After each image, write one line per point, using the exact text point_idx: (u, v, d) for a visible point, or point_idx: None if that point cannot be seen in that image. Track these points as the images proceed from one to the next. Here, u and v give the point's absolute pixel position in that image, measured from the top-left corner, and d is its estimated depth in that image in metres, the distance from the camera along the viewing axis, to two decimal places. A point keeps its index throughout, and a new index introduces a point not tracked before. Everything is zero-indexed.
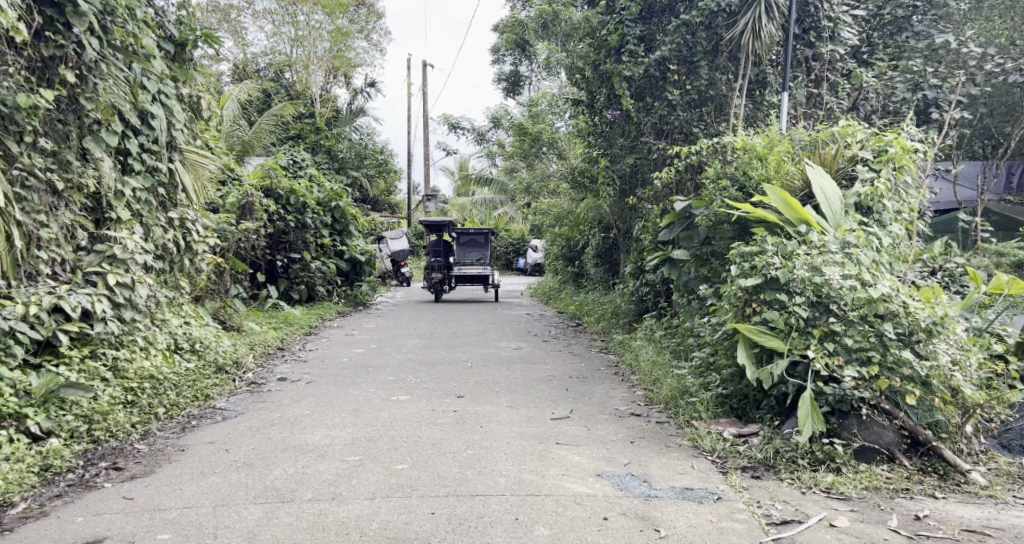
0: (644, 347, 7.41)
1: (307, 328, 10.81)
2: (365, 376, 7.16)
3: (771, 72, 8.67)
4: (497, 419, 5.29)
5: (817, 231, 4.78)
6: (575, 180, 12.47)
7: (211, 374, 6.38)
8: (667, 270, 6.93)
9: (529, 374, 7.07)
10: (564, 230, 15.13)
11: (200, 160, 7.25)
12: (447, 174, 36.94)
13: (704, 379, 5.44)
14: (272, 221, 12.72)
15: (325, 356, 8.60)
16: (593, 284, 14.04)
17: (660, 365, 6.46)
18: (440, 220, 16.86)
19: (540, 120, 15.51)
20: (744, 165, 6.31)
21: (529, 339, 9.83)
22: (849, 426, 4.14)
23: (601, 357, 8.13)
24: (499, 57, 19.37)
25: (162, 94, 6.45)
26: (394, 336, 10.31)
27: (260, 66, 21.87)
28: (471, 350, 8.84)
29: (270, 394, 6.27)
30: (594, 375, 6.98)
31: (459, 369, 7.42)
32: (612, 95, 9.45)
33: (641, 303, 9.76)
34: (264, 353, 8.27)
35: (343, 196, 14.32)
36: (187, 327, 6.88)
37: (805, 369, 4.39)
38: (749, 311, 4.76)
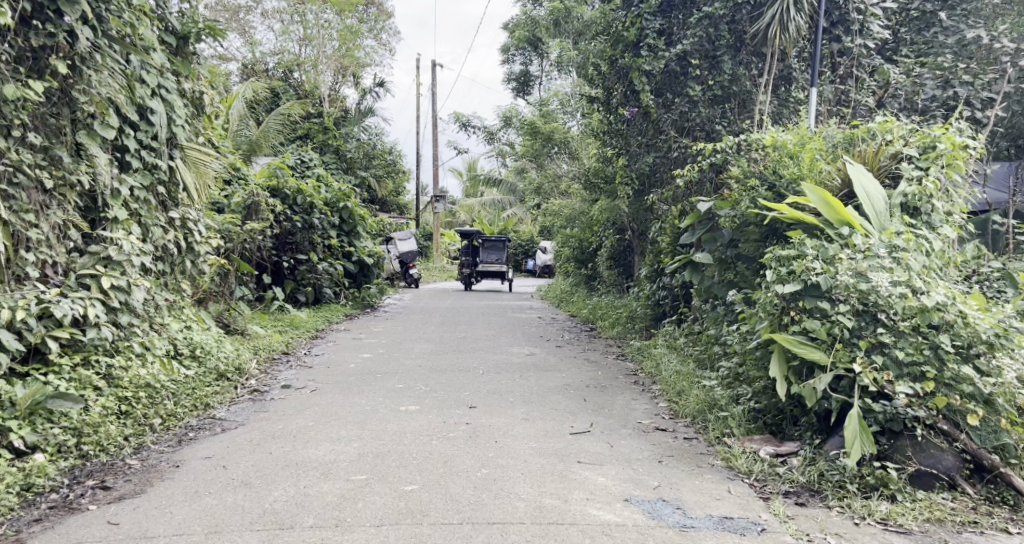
0: (664, 355, 7.08)
1: (313, 331, 10.51)
2: (372, 383, 6.84)
3: (797, 68, 8.32)
4: (513, 432, 4.97)
5: (861, 233, 4.45)
6: (589, 180, 12.14)
7: (211, 382, 6.06)
8: (690, 274, 6.60)
9: (544, 383, 6.74)
10: (576, 231, 14.81)
11: (202, 158, 6.94)
12: (456, 176, 36.68)
13: (734, 391, 5.11)
14: (279, 221, 12.44)
15: (332, 361, 8.30)
16: (606, 287, 13.71)
17: (684, 374, 6.13)
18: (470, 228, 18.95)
19: (552, 119, 15.19)
20: (773, 163, 5.98)
21: (543, 345, 9.51)
22: (902, 448, 3.81)
23: (618, 365, 7.80)
24: (510, 57, 19.07)
25: (163, 87, 6.15)
26: (403, 340, 10.00)
27: (268, 65, 21.66)
28: (483, 356, 8.53)
29: (274, 403, 5.96)
30: (613, 384, 6.66)
31: (471, 377, 7.10)
32: (630, 91, 9.12)
33: (658, 307, 9.43)
34: (268, 358, 7.97)
35: (352, 197, 14.04)
36: (187, 331, 6.58)
37: (850, 385, 4.06)
38: (787, 320, 4.43)
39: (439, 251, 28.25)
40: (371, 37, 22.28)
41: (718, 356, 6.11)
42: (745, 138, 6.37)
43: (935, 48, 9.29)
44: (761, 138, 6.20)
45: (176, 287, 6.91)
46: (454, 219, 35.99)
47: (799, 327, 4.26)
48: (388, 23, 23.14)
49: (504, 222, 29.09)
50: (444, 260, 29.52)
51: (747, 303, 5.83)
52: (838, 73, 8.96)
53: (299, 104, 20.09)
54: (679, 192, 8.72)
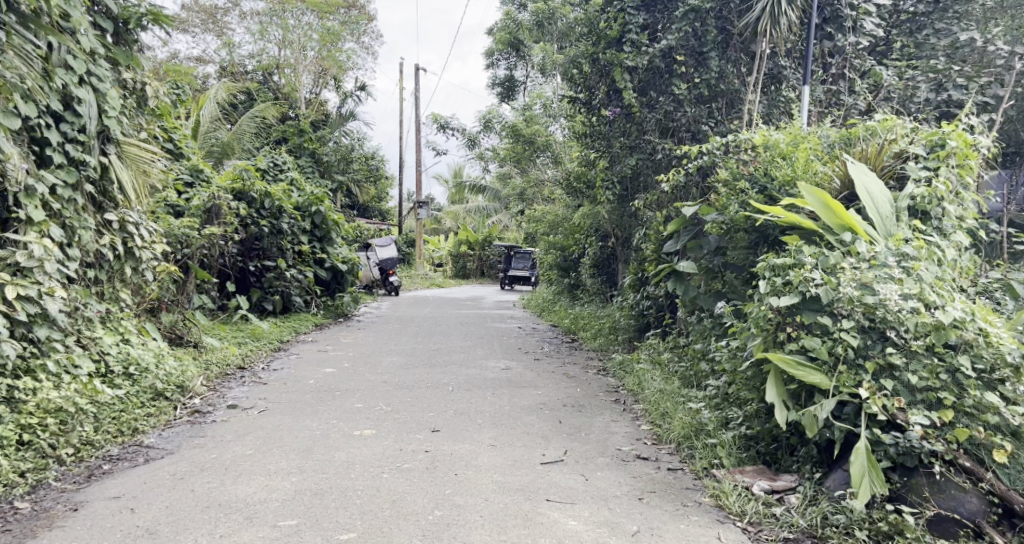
0: (647, 371, 6.55)
1: (276, 343, 9.94)
2: (329, 402, 6.29)
3: (789, 65, 7.84)
4: (476, 462, 4.43)
5: (865, 240, 3.96)
6: (571, 185, 11.64)
7: (144, 404, 5.53)
8: (673, 284, 6.10)
9: (517, 401, 6.20)
10: (559, 238, 14.27)
11: (141, 155, 6.44)
12: (442, 183, 36.12)
13: (723, 414, 4.59)
14: (244, 227, 11.88)
15: (291, 376, 7.74)
16: (589, 297, 13.17)
17: (668, 394, 5.60)
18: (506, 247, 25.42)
19: (534, 122, 14.66)
20: (762, 164, 5.49)
21: (520, 358, 8.96)
22: (918, 488, 3.32)
23: (599, 380, 7.27)
24: (493, 62, 18.50)
25: (91, 78, 5.72)
26: (372, 353, 9.44)
27: (246, 67, 21.10)
28: (454, 370, 7.97)
29: (213, 427, 5.42)
30: (592, 403, 6.12)
31: (438, 395, 6.56)
32: (612, 90, 8.60)
33: (642, 318, 8.92)
34: (219, 375, 7.43)
35: (325, 201, 13.49)
36: (124, 346, 6.06)
37: (856, 412, 3.56)
38: (782, 337, 3.90)
39: (422, 258, 27.65)
40: (352, 40, 21.73)
41: (706, 374, 5.59)
42: (734, 137, 5.88)
43: (928, 50, 8.63)
44: (751, 137, 5.72)
45: (114, 298, 6.39)
46: (439, 226, 35.38)
47: (796, 345, 3.75)
48: (370, 26, 22.58)
49: (488, 229, 28.56)
50: (427, 268, 28.94)
51: (736, 315, 5.34)
52: (830, 72, 8.51)
53: (274, 106, 19.51)
54: (663, 195, 8.22)
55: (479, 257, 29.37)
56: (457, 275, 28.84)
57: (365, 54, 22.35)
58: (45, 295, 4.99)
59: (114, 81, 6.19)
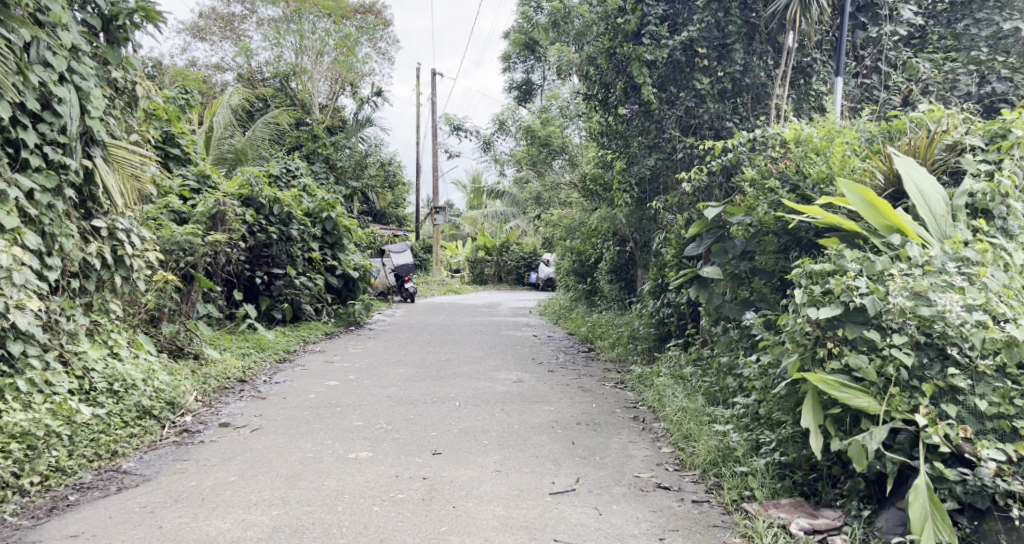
0: (668, 385, 6.10)
1: (281, 353, 9.58)
2: (328, 420, 5.88)
3: (819, 56, 7.34)
4: (477, 492, 3.99)
5: (917, 243, 3.52)
6: (589, 188, 11.19)
7: (128, 425, 5.16)
8: (696, 291, 5.66)
9: (527, 419, 5.77)
10: (577, 243, 13.82)
11: (129, 158, 6.09)
12: (460, 188, 35.80)
13: (755, 438, 4.13)
14: (252, 234, 11.56)
15: (293, 390, 7.35)
16: (607, 303, 12.68)
17: (692, 412, 5.15)
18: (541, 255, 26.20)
19: (550, 124, 14.21)
20: (793, 161, 5.04)
21: (533, 369, 8.53)
22: (992, 537, 2.99)
23: (617, 395, 6.82)
24: (510, 65, 18.14)
25: (73, 76, 5.38)
26: (381, 364, 9.04)
27: (264, 75, 20.91)
28: (463, 383, 7.55)
29: (199, 449, 5.04)
30: (610, 422, 5.68)
31: (444, 412, 6.14)
32: (630, 87, 8.16)
33: (662, 326, 8.47)
34: (217, 390, 7.06)
35: (336, 207, 13.16)
36: (111, 360, 5.69)
37: (911, 441, 3.18)
38: (822, 354, 3.47)
39: (438, 264, 27.24)
40: (367, 45, 21.41)
41: (732, 391, 5.11)
42: (762, 132, 5.44)
43: (968, 41, 7.80)
44: (781, 131, 5.27)
45: (102, 309, 6.05)
46: (458, 231, 35.00)
47: (839, 364, 3.34)
48: (386, 30, 22.25)
49: (506, 235, 28.14)
50: (443, 274, 28.54)
51: (766, 327, 4.88)
52: (863, 64, 7.97)
53: (287, 111, 19.20)
54: (686, 197, 7.75)
55: (496, 264, 28.27)
56: (474, 281, 28.43)
57: (382, 58, 22.04)
58: (13, 308, 4.65)
59: (100, 80, 5.85)
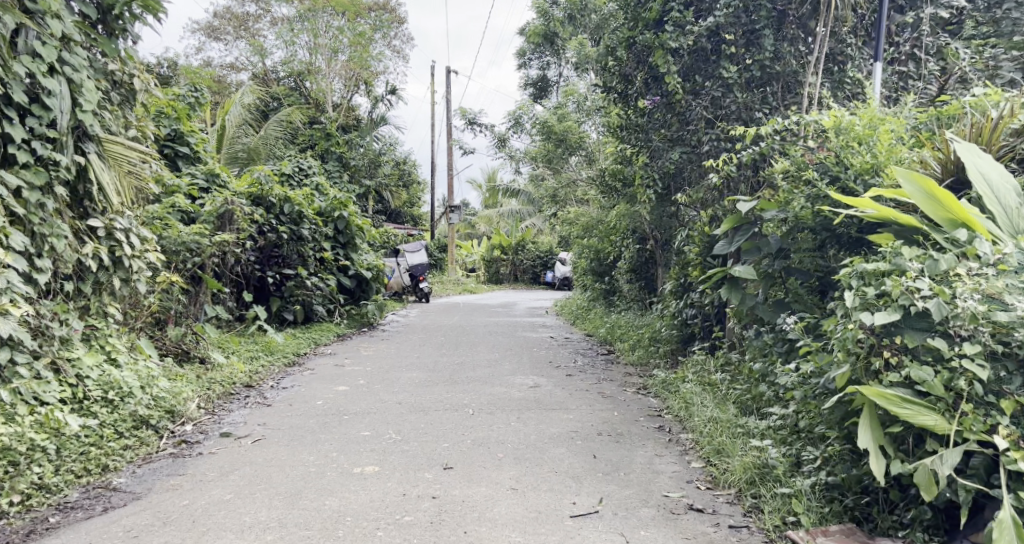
0: (696, 392, 5.76)
1: (291, 357, 9.30)
2: (335, 429, 5.58)
3: (854, 42, 6.93)
4: (491, 514, 3.68)
5: (987, 238, 3.22)
6: (607, 184, 10.81)
7: (123, 436, 4.87)
8: (726, 291, 5.41)
9: (545, 430, 5.45)
10: (594, 242, 13.46)
11: (126, 153, 5.80)
12: (475, 187, 35.48)
13: (795, 454, 3.81)
14: (262, 233, 11.29)
15: (300, 395, 7.05)
16: (626, 304, 12.30)
17: (724, 423, 4.82)
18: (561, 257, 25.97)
19: (566, 118, 13.84)
20: (833, 150, 4.67)
21: (550, 373, 8.20)
22: None
23: (640, 402, 6.48)
24: (525, 62, 17.81)
25: (65, 67, 5.09)
26: (393, 367, 8.73)
27: (278, 74, 20.70)
28: (477, 388, 7.23)
29: (196, 462, 4.75)
30: (633, 432, 5.36)
31: (457, 421, 5.82)
32: (653, 78, 7.79)
33: (685, 328, 8.14)
34: (221, 396, 6.77)
35: (349, 206, 12.87)
36: (108, 366, 5.38)
37: (985, 464, 2.99)
38: (880, 365, 3.24)
39: (454, 263, 26.97)
40: (381, 42, 21.09)
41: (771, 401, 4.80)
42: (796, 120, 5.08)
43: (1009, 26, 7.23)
44: (818, 119, 4.90)
45: (100, 313, 5.78)
46: (473, 230, 34.67)
47: (900, 376, 3.13)
48: (400, 27, 21.92)
49: (522, 233, 27.82)
50: (459, 273, 28.26)
51: (805, 331, 4.54)
52: (901, 51, 7.49)
53: (300, 109, 18.92)
54: (711, 192, 7.39)
55: (512, 263, 27.98)
56: (489, 279, 28.10)
57: (396, 56, 21.79)
58: None
59: (94, 71, 5.56)
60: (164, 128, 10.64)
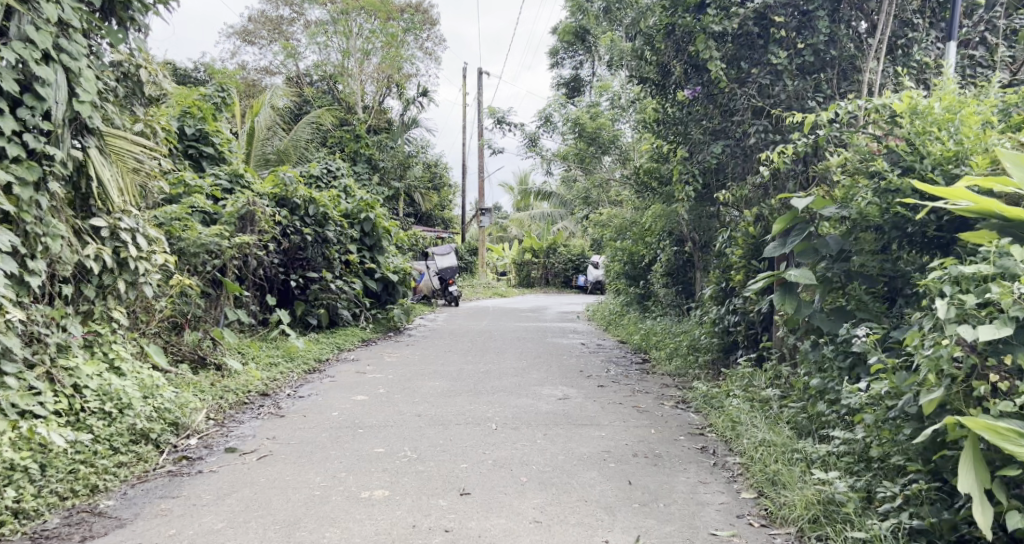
0: (744, 410, 5.39)
1: (312, 364, 8.88)
2: (347, 445, 5.18)
3: (915, 23, 6.49)
4: None
5: None
6: (641, 182, 10.34)
7: (117, 452, 4.47)
8: (780, 299, 4.92)
9: (574, 451, 5.04)
10: (628, 244, 12.97)
11: (129, 149, 5.40)
12: (506, 189, 35.03)
13: (865, 486, 3.47)
14: (287, 235, 10.97)
15: (316, 405, 6.67)
16: (662, 309, 11.79)
17: (781, 448, 4.40)
18: (594, 260, 25.41)
19: (600, 116, 13.39)
20: (908, 137, 4.34)
21: (582, 383, 7.74)
22: None
23: (678, 419, 6.06)
24: (558, 62, 17.43)
25: (61, 55, 4.71)
26: (415, 375, 8.35)
27: (310, 77, 20.51)
28: (504, 400, 6.80)
29: (195, 481, 4.36)
30: (672, 454, 4.96)
31: (479, 439, 5.41)
32: (694, 68, 7.34)
33: (727, 336, 7.59)
34: (234, 405, 6.40)
35: (376, 207, 12.52)
36: (109, 375, 4.98)
37: None
38: (984, 393, 2.94)
39: (485, 267, 26.53)
40: (413, 45, 20.81)
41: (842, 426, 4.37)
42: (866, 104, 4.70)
43: None
44: (889, 101, 4.50)
45: (105, 318, 5.41)
46: (504, 234, 34.18)
47: (1008, 407, 2.83)
48: (432, 29, 21.65)
49: (554, 236, 27.31)
50: (491, 277, 27.82)
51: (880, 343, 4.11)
52: (978, 27, 6.78)
53: (330, 110, 18.58)
54: (757, 190, 6.92)
55: (544, 266, 27.48)
56: (521, 283, 27.62)
57: (428, 58, 21.51)
58: None
59: (98, 62, 5.17)
60: (190, 128, 10.43)
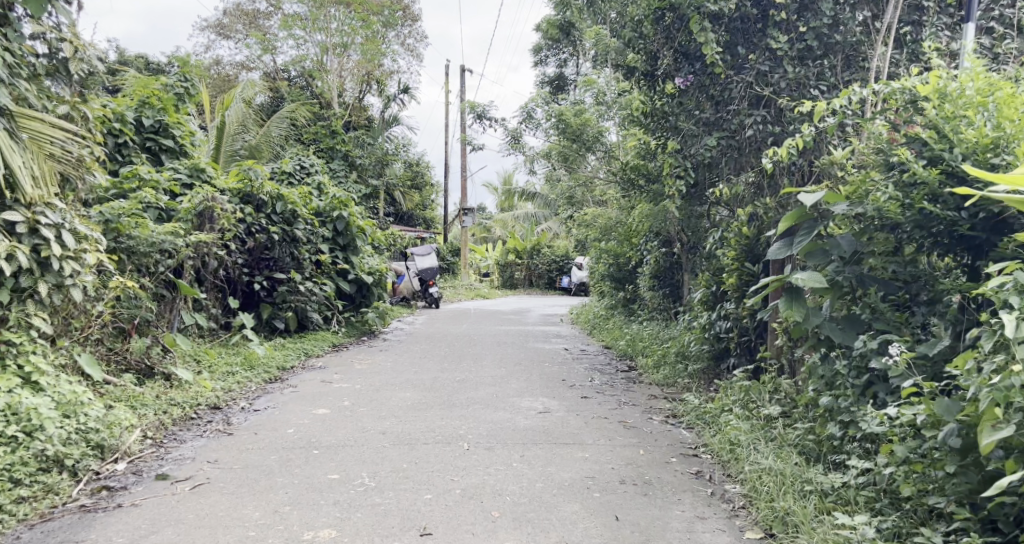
0: (744, 430, 4.88)
1: (274, 372, 8.24)
2: (298, 470, 4.61)
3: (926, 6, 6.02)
4: None
5: None
6: (627, 180, 9.83)
7: (20, 485, 3.87)
8: (784, 304, 4.36)
9: (553, 478, 4.51)
10: (613, 245, 12.44)
11: (49, 133, 4.80)
12: (491, 188, 34.45)
13: (893, 530, 3.14)
14: (251, 234, 10.34)
15: (271, 420, 6.09)
16: (649, 313, 11.27)
17: (791, 484, 3.88)
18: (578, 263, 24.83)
19: (584, 112, 12.83)
20: (935, 123, 3.86)
21: (563, 394, 7.19)
22: None
23: (669, 436, 5.54)
24: (542, 58, 16.95)
25: None
26: (385, 385, 7.75)
27: (289, 72, 19.84)
28: (479, 415, 6.24)
29: (109, 517, 3.78)
30: (663, 481, 4.45)
31: (449, 461, 4.85)
32: (685, 55, 6.86)
33: (718, 343, 7.08)
34: (179, 420, 5.82)
35: (349, 206, 11.91)
36: (22, 392, 4.38)
37: None
38: None
39: (467, 268, 25.93)
40: (395, 41, 20.19)
41: (863, 457, 3.86)
42: (883, 87, 4.19)
43: None
44: (912, 83, 4.03)
45: (22, 326, 4.80)
46: (488, 235, 33.54)
47: None
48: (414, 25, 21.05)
49: (538, 237, 26.71)
50: (473, 278, 27.20)
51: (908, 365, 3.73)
52: (988, 14, 6.31)
53: (306, 105, 17.91)
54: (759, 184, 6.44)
55: (527, 267, 26.90)
56: (504, 285, 27.03)
57: (409, 54, 20.86)
58: None
59: (13, 34, 4.54)
60: (147, 119, 9.77)
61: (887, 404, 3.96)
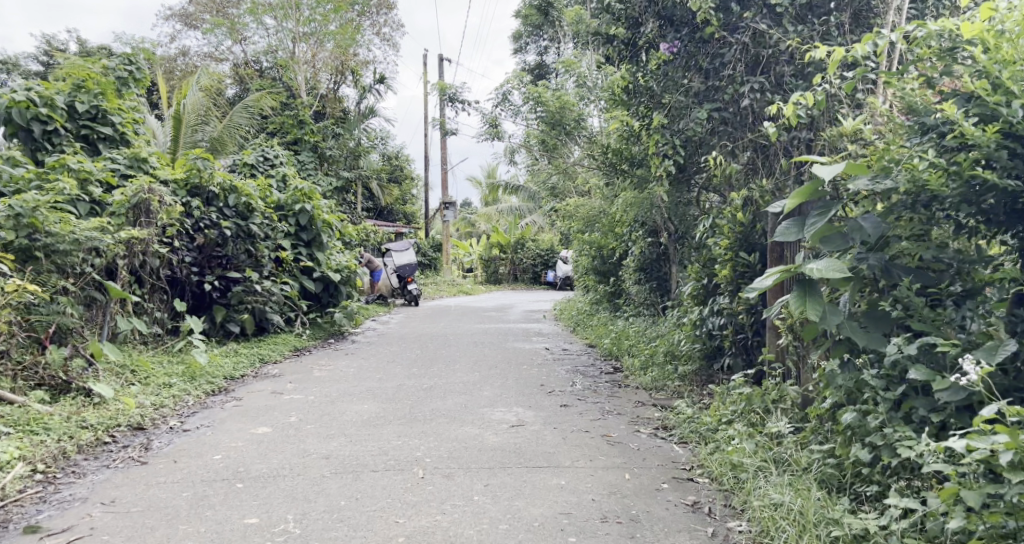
0: (749, 451, 4.08)
1: (218, 383, 7.39)
2: (210, 512, 3.80)
3: None
4: None
5: None
6: (610, 166, 9.05)
7: None
8: (796, 299, 3.54)
9: (520, 516, 3.71)
10: (596, 237, 11.65)
11: None
12: (475, 183, 33.57)
13: None
14: (201, 229, 9.45)
15: (199, 442, 5.25)
16: (635, 308, 10.49)
17: (813, 533, 3.10)
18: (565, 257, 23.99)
19: (564, 95, 12.00)
20: (992, 73, 3.16)
21: (540, 402, 6.38)
22: None
23: (659, 454, 4.75)
24: (522, 45, 16.20)
25: None
26: (341, 396, 6.89)
27: (258, 64, 18.93)
28: (442, 431, 5.42)
29: None
30: (652, 517, 3.67)
31: (398, 495, 4.04)
32: (674, 20, 6.13)
33: (711, 341, 6.28)
34: (89, 446, 4.99)
35: (314, 198, 11.04)
36: None
37: None
38: None
39: (449, 263, 25.05)
40: (370, 30, 19.23)
41: (903, 493, 3.09)
42: (917, 28, 3.43)
43: None
44: (957, 22, 3.30)
45: None
46: (472, 229, 32.63)
47: None
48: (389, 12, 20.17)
49: (522, 231, 25.86)
50: (456, 274, 26.32)
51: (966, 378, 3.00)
52: None
53: (272, 94, 17.00)
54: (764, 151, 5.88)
55: (512, 262, 26.06)
56: (488, 280, 26.17)
57: (384, 44, 19.96)
58: None
59: None
60: (82, 104, 8.83)
61: (930, 423, 3.20)
